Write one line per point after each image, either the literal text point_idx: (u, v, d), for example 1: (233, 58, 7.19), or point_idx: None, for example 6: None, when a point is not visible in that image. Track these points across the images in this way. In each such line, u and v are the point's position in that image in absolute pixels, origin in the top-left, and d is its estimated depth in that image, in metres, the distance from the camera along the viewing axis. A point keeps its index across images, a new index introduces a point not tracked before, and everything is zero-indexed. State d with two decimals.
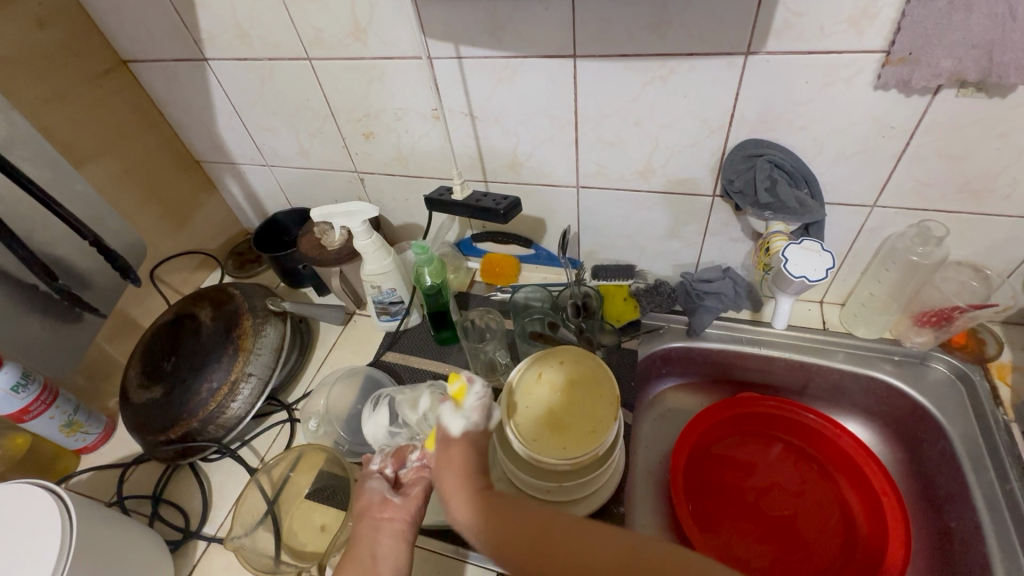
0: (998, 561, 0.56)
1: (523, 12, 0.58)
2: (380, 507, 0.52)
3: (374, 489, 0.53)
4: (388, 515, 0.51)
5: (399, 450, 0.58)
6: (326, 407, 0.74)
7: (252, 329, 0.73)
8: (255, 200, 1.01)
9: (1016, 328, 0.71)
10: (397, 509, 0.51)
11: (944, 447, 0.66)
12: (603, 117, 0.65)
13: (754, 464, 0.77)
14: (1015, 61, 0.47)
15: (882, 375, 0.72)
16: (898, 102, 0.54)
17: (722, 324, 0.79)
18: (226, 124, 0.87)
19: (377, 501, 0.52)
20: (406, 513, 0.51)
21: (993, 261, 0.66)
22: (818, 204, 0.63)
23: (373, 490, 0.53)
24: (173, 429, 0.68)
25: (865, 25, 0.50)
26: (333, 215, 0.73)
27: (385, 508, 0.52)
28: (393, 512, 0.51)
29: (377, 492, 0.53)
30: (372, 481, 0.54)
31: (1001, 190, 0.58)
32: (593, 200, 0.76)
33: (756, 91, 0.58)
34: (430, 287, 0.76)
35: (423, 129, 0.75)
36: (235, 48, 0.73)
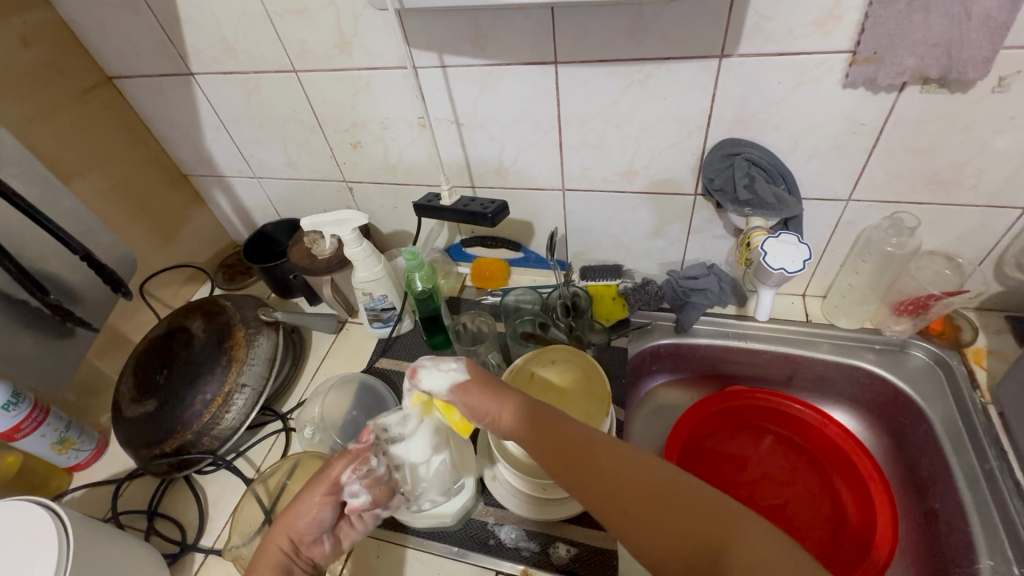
0: (981, 541, 0.57)
1: (504, 21, 0.59)
2: (310, 543, 0.52)
3: (306, 524, 0.51)
4: (301, 547, 0.51)
5: (381, 492, 0.54)
6: (321, 414, 0.73)
7: (244, 340, 0.74)
8: (244, 212, 1.02)
9: (990, 314, 0.74)
10: (321, 553, 0.53)
11: (925, 430, 0.68)
12: (586, 122, 0.67)
13: (746, 458, 0.79)
14: (973, 58, 0.50)
15: (864, 364, 0.74)
16: (867, 99, 0.57)
17: (709, 320, 0.80)
18: (213, 138, 0.87)
19: (310, 537, 0.52)
20: (326, 560, 0.54)
21: (964, 250, 0.68)
22: (796, 199, 0.65)
23: (314, 519, 0.51)
24: (168, 442, 0.68)
25: (831, 27, 0.52)
26: (322, 223, 0.73)
27: (312, 547, 0.52)
28: (318, 553, 0.53)
29: (303, 526, 0.51)
30: (310, 512, 0.51)
31: (967, 181, 0.61)
32: (579, 202, 0.78)
33: (731, 92, 0.60)
34: (422, 292, 0.77)
35: (410, 138, 0.77)
36: (221, 62, 0.74)
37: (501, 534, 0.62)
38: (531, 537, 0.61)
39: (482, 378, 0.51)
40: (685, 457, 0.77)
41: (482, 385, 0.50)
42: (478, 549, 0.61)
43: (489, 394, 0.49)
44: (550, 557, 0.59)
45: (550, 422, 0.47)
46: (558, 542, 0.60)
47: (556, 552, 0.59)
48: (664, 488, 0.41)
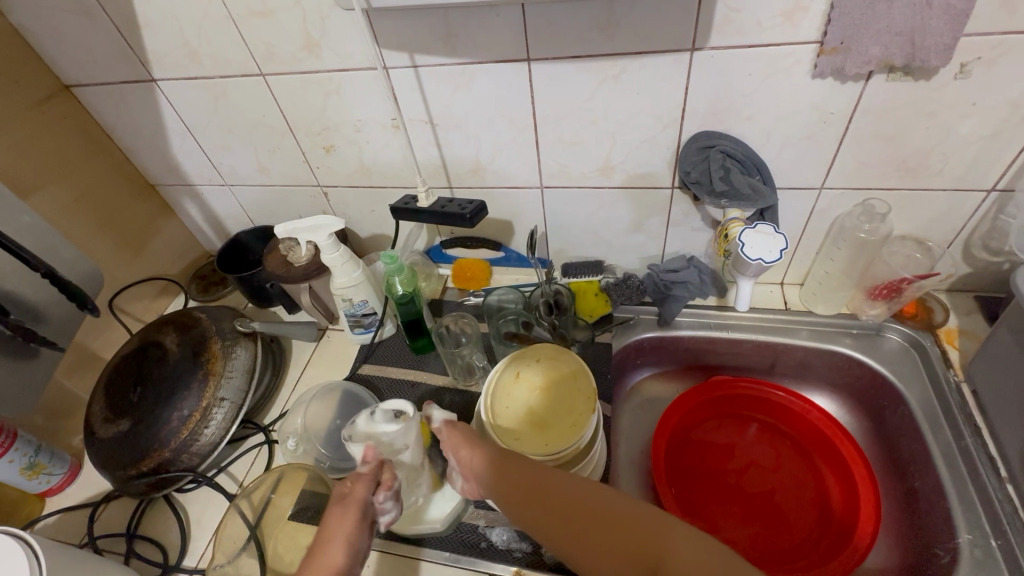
0: (960, 516, 0.58)
1: (475, 18, 0.59)
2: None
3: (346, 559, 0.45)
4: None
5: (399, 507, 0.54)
6: (304, 425, 0.73)
7: (221, 352, 0.72)
8: (216, 221, 0.99)
9: (960, 295, 0.76)
10: None
11: (903, 411, 0.70)
12: (561, 118, 0.67)
13: (733, 447, 0.79)
14: (935, 46, 0.51)
15: (842, 349, 0.75)
16: (835, 88, 0.57)
17: (690, 312, 0.81)
18: (180, 146, 0.85)
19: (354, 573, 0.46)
20: None
21: (934, 233, 0.70)
22: (770, 189, 0.65)
23: (354, 550, 0.46)
24: (145, 462, 0.66)
25: (798, 18, 0.53)
26: (298, 230, 0.72)
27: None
28: None
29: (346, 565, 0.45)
30: (349, 544, 0.46)
31: (934, 166, 0.62)
32: (558, 199, 0.77)
33: (703, 85, 0.60)
34: (402, 296, 0.77)
35: (383, 140, 0.75)
36: (184, 67, 0.72)
37: (492, 536, 0.61)
38: (523, 538, 0.61)
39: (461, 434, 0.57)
40: (671, 449, 0.78)
41: (451, 426, 0.58)
42: (469, 553, 0.60)
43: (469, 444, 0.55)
44: (543, 556, 0.59)
45: (512, 467, 0.52)
46: None
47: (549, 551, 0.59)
48: (614, 512, 0.47)
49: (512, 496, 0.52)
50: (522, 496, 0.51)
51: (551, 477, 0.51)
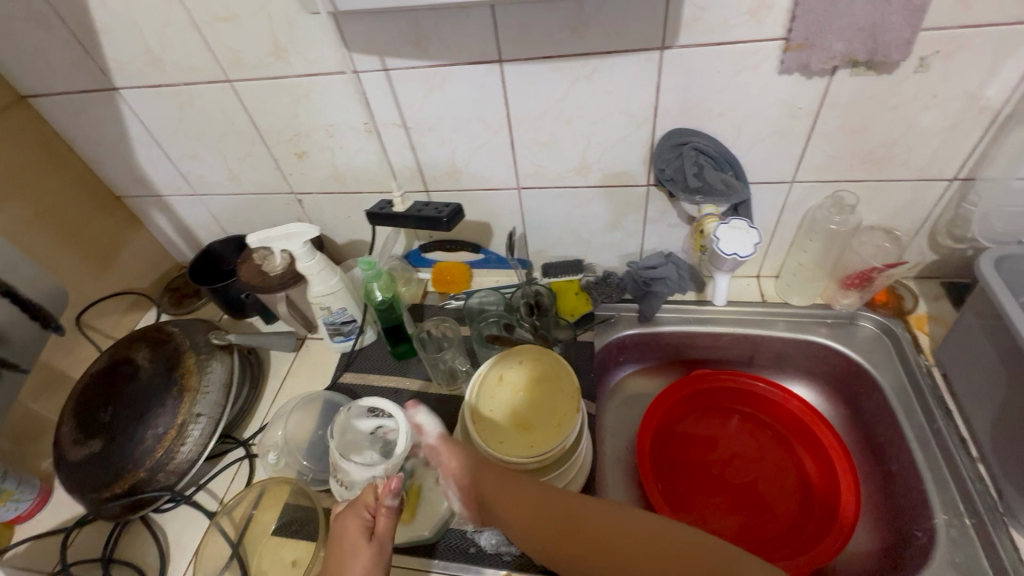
0: (935, 497, 0.60)
1: (444, 20, 0.58)
2: None
3: None
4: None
5: None
6: (285, 438, 0.71)
7: (196, 366, 0.71)
8: (187, 232, 0.96)
9: (928, 281, 0.78)
10: None
11: (878, 397, 0.71)
12: (536, 118, 0.67)
13: (716, 439, 0.80)
14: (895, 41, 0.52)
15: (818, 338, 0.76)
16: (802, 84, 0.59)
17: (671, 307, 0.81)
18: (146, 155, 0.82)
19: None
20: None
21: (901, 223, 0.72)
22: (743, 184, 0.67)
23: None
24: (118, 483, 0.64)
25: (764, 16, 0.54)
26: (271, 239, 0.71)
27: None
28: None
29: None
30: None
31: (899, 157, 0.64)
32: (535, 200, 0.77)
33: (674, 83, 0.61)
34: (381, 302, 0.76)
35: (357, 144, 0.74)
36: (147, 75, 0.70)
37: (481, 540, 0.61)
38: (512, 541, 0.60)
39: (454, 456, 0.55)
40: (656, 444, 0.79)
41: (448, 445, 0.56)
42: (459, 559, 0.60)
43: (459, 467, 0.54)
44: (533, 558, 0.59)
45: (515, 495, 0.53)
46: None
47: None
48: (637, 527, 0.50)
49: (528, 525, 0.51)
50: (539, 524, 0.51)
51: (572, 505, 0.52)
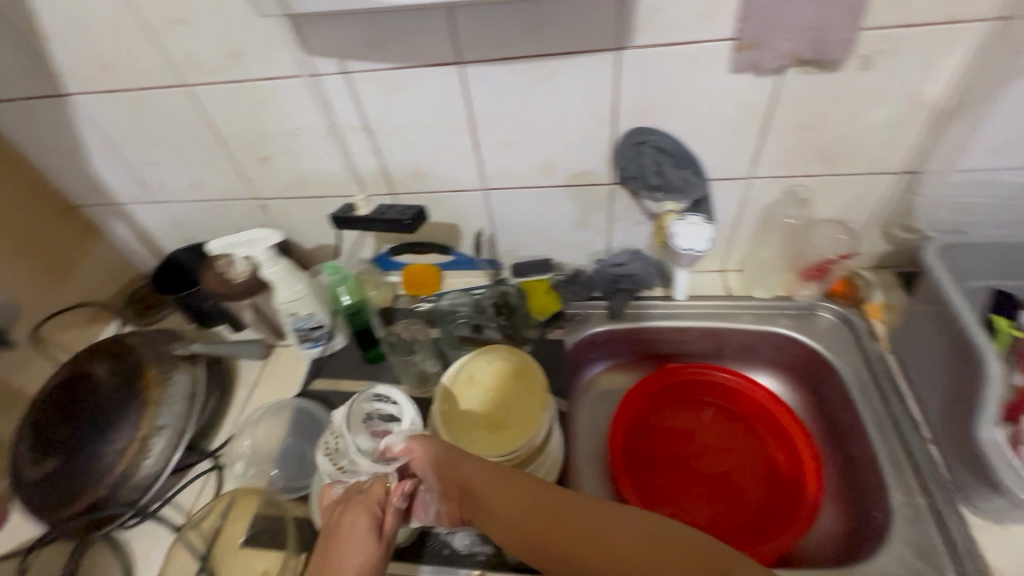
0: (891, 479, 0.62)
1: (402, 23, 0.58)
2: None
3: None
4: None
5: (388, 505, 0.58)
6: (253, 446, 0.72)
7: (157, 378, 0.69)
8: (148, 240, 0.94)
9: (884, 271, 0.81)
10: None
11: (838, 384, 0.74)
12: (498, 120, 0.67)
13: (688, 430, 0.82)
14: (837, 40, 0.54)
15: (781, 329, 0.78)
16: (754, 82, 0.60)
17: (640, 303, 0.82)
18: (102, 163, 0.80)
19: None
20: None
21: (855, 216, 0.74)
22: (701, 181, 0.69)
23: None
24: (79, 501, 0.62)
25: (714, 16, 0.55)
26: (234, 246, 0.72)
27: None
28: None
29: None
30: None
31: (850, 152, 0.66)
32: (502, 200, 0.78)
33: (632, 84, 0.62)
34: (349, 307, 0.78)
35: (320, 148, 0.74)
36: (99, 80, 0.68)
37: (455, 542, 0.61)
38: (486, 541, 0.61)
39: (431, 452, 0.53)
40: (629, 439, 0.80)
41: (424, 445, 0.53)
42: (433, 562, 0.60)
43: (437, 459, 0.53)
44: (506, 557, 0.59)
45: (500, 485, 0.51)
46: None
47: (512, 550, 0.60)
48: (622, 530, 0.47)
49: (509, 513, 0.50)
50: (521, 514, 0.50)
51: (561, 503, 0.50)
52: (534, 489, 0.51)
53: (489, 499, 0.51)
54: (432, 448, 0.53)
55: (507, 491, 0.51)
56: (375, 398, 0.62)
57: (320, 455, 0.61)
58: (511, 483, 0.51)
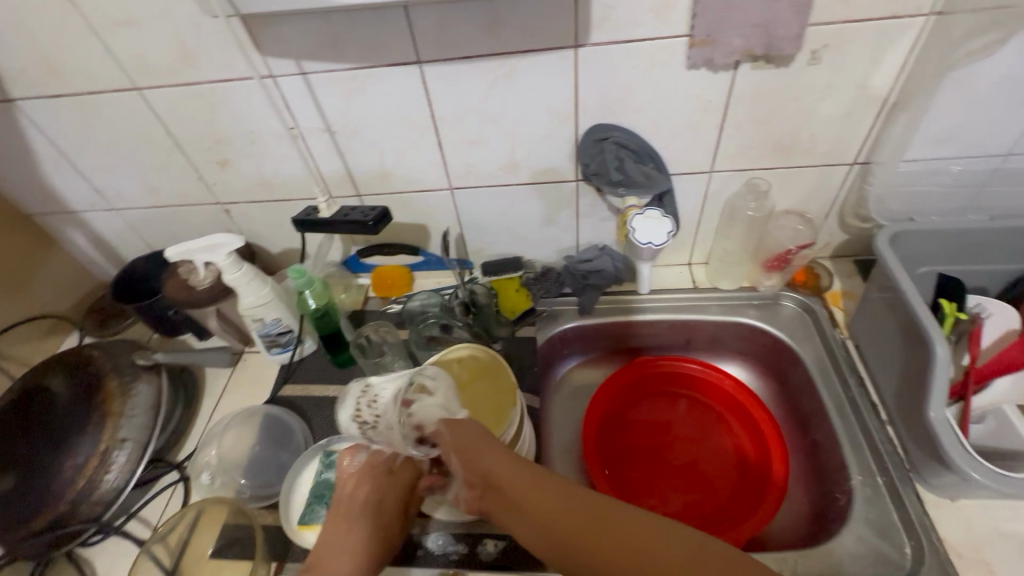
0: (852, 460, 0.65)
1: (358, 23, 0.58)
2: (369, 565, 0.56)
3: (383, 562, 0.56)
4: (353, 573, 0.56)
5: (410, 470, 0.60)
6: (219, 456, 0.69)
7: (119, 390, 0.67)
8: (107, 249, 0.91)
9: (842, 260, 0.83)
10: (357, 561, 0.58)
11: (802, 371, 0.76)
12: (460, 118, 0.67)
13: (660, 421, 0.83)
14: (786, 36, 0.56)
15: (747, 319, 0.80)
16: (710, 78, 0.61)
17: (610, 298, 0.83)
18: (54, 170, 0.78)
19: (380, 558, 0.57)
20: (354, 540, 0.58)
21: (813, 207, 0.76)
22: (663, 176, 0.70)
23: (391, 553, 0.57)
24: (38, 519, 0.60)
25: (668, 14, 0.56)
26: (192, 251, 0.69)
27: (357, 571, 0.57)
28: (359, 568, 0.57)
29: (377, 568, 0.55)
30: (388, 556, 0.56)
31: (804, 144, 0.68)
32: (469, 199, 0.78)
33: (591, 81, 0.62)
34: (316, 310, 0.75)
35: (281, 151, 0.72)
36: (45, 84, 0.66)
37: (427, 542, 0.61)
38: (459, 540, 0.61)
39: (457, 442, 0.52)
40: (601, 431, 0.81)
41: (451, 431, 0.53)
42: (405, 564, 0.59)
43: (461, 450, 0.52)
44: (478, 554, 0.59)
45: (520, 481, 0.51)
46: (485, 539, 0.60)
47: (484, 548, 0.60)
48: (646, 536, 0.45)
49: (529, 507, 0.50)
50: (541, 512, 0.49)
51: (583, 502, 0.49)
52: (556, 489, 0.50)
53: (509, 491, 0.51)
54: (458, 438, 0.52)
55: (528, 487, 0.50)
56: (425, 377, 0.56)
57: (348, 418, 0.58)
58: (534, 479, 0.51)
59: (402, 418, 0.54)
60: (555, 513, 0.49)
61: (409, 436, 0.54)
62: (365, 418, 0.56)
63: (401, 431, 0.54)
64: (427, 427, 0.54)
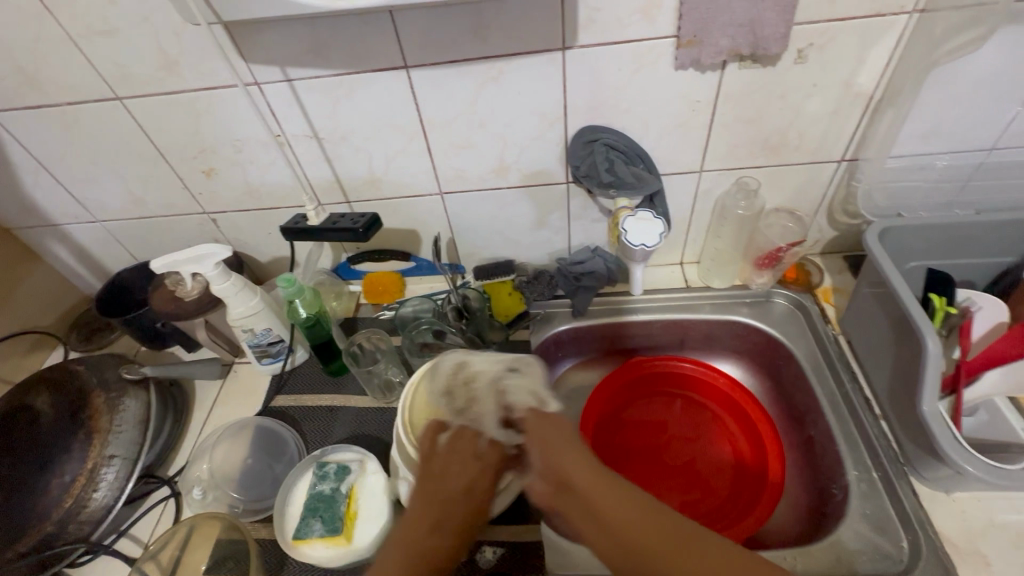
0: (847, 456, 0.65)
1: (343, 29, 0.57)
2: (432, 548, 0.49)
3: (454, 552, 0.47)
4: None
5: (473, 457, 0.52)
6: (211, 471, 0.68)
7: (106, 406, 0.66)
8: (92, 261, 0.90)
9: (832, 256, 0.84)
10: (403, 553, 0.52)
11: (795, 368, 0.76)
12: (448, 123, 0.67)
13: (656, 421, 0.83)
14: (772, 35, 0.56)
15: (740, 318, 0.80)
16: (697, 78, 0.61)
17: (603, 299, 0.83)
18: (34, 182, 0.76)
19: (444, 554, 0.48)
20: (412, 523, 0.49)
21: (802, 204, 0.77)
22: (654, 176, 0.69)
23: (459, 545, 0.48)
24: (23, 540, 0.58)
25: (654, 15, 0.56)
26: (178, 262, 0.67)
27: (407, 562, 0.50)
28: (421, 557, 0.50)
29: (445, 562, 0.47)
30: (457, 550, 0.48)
31: (792, 142, 0.68)
32: (459, 204, 0.77)
33: (579, 83, 0.62)
34: (306, 320, 0.74)
35: (268, 158, 0.72)
36: (22, 95, 0.64)
37: None
38: None
39: (545, 434, 0.49)
40: (598, 433, 0.81)
41: (541, 422, 0.50)
42: None
43: (547, 447, 0.48)
44: (477, 563, 0.59)
45: (601, 493, 0.44)
46: (485, 546, 0.60)
47: (484, 556, 0.59)
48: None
49: (604, 524, 0.43)
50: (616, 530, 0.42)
51: (670, 533, 0.41)
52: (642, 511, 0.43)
53: (585, 499, 0.44)
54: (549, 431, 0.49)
55: (608, 502, 0.44)
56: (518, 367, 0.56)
57: (437, 390, 0.56)
58: (619, 496, 0.44)
59: (494, 392, 0.53)
60: (633, 530, 0.42)
61: (497, 416, 0.52)
62: (455, 393, 0.54)
63: (492, 407, 0.52)
64: (517, 410, 0.52)
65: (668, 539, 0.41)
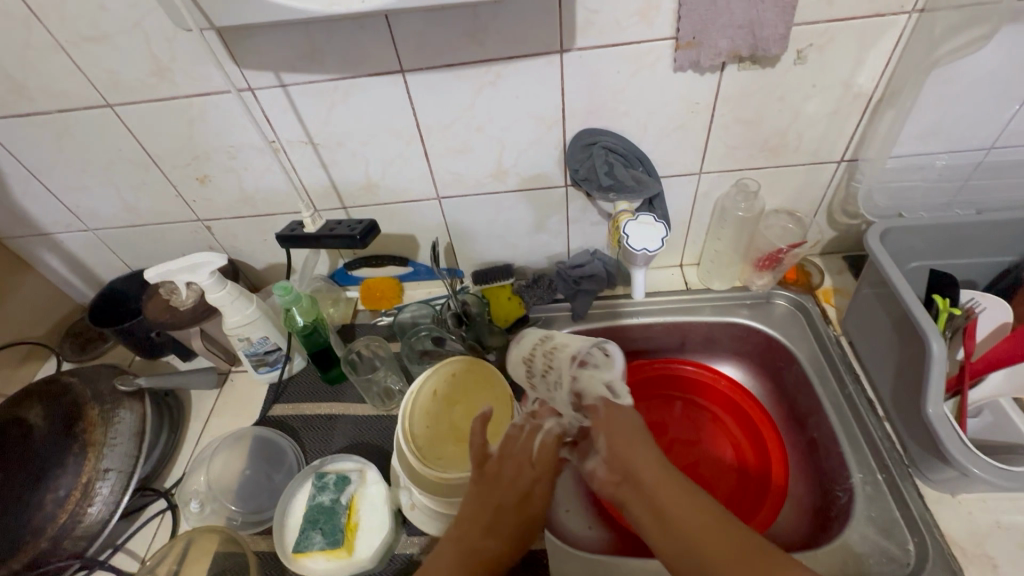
0: (851, 457, 0.64)
1: (338, 33, 0.56)
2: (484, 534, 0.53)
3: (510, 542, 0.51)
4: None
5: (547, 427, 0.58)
6: (208, 483, 0.67)
7: (100, 418, 0.65)
8: (84, 270, 0.88)
9: (831, 256, 0.84)
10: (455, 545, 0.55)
11: (797, 369, 0.76)
12: (445, 127, 0.66)
13: (659, 424, 0.82)
14: (772, 36, 0.55)
15: (740, 320, 0.80)
16: (695, 80, 0.61)
17: (603, 302, 0.82)
18: (23, 191, 0.75)
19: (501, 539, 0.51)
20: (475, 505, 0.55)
21: (801, 205, 0.77)
22: (654, 179, 0.68)
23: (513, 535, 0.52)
24: (16, 557, 0.57)
25: (652, 16, 0.56)
26: (174, 272, 0.67)
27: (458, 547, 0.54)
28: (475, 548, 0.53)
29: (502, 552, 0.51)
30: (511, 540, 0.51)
31: (792, 143, 0.68)
32: (457, 208, 0.76)
33: (577, 86, 0.62)
34: (304, 327, 0.72)
35: (263, 165, 0.71)
36: (10, 103, 0.63)
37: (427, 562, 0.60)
38: None
39: (609, 422, 0.53)
40: None
41: (609, 410, 0.54)
42: None
43: (610, 434, 0.52)
44: None
45: (664, 488, 0.47)
46: None
47: None
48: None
49: (666, 513, 0.46)
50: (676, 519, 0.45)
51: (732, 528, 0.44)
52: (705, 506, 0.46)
53: (648, 488, 0.48)
54: (614, 418, 0.53)
55: (669, 495, 0.47)
56: (603, 353, 0.58)
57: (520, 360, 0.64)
58: (679, 492, 0.47)
59: (569, 375, 0.57)
60: (694, 526, 0.44)
61: (568, 398, 0.56)
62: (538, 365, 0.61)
63: (564, 389, 0.57)
64: (587, 397, 0.55)
65: (727, 534, 0.43)
